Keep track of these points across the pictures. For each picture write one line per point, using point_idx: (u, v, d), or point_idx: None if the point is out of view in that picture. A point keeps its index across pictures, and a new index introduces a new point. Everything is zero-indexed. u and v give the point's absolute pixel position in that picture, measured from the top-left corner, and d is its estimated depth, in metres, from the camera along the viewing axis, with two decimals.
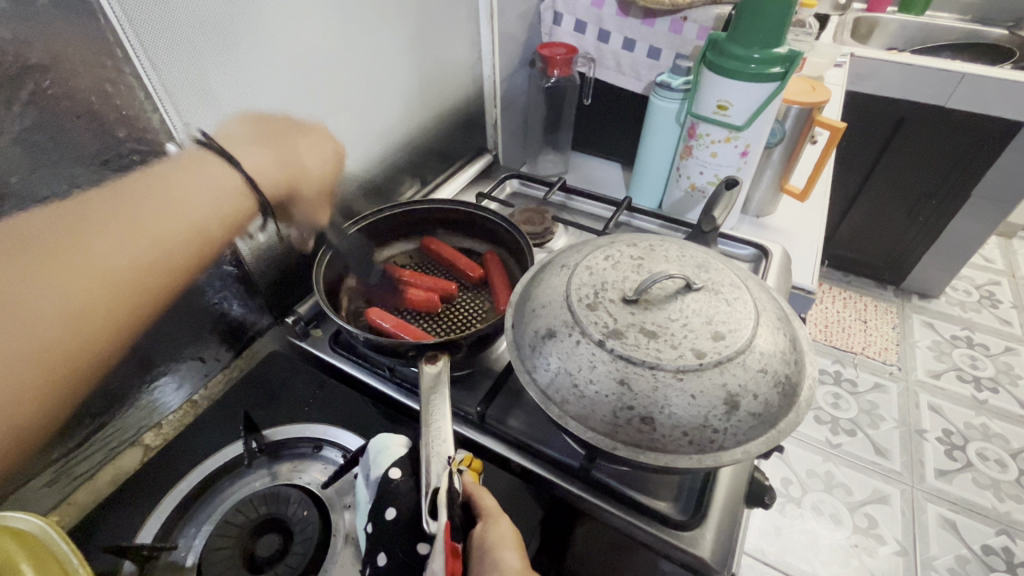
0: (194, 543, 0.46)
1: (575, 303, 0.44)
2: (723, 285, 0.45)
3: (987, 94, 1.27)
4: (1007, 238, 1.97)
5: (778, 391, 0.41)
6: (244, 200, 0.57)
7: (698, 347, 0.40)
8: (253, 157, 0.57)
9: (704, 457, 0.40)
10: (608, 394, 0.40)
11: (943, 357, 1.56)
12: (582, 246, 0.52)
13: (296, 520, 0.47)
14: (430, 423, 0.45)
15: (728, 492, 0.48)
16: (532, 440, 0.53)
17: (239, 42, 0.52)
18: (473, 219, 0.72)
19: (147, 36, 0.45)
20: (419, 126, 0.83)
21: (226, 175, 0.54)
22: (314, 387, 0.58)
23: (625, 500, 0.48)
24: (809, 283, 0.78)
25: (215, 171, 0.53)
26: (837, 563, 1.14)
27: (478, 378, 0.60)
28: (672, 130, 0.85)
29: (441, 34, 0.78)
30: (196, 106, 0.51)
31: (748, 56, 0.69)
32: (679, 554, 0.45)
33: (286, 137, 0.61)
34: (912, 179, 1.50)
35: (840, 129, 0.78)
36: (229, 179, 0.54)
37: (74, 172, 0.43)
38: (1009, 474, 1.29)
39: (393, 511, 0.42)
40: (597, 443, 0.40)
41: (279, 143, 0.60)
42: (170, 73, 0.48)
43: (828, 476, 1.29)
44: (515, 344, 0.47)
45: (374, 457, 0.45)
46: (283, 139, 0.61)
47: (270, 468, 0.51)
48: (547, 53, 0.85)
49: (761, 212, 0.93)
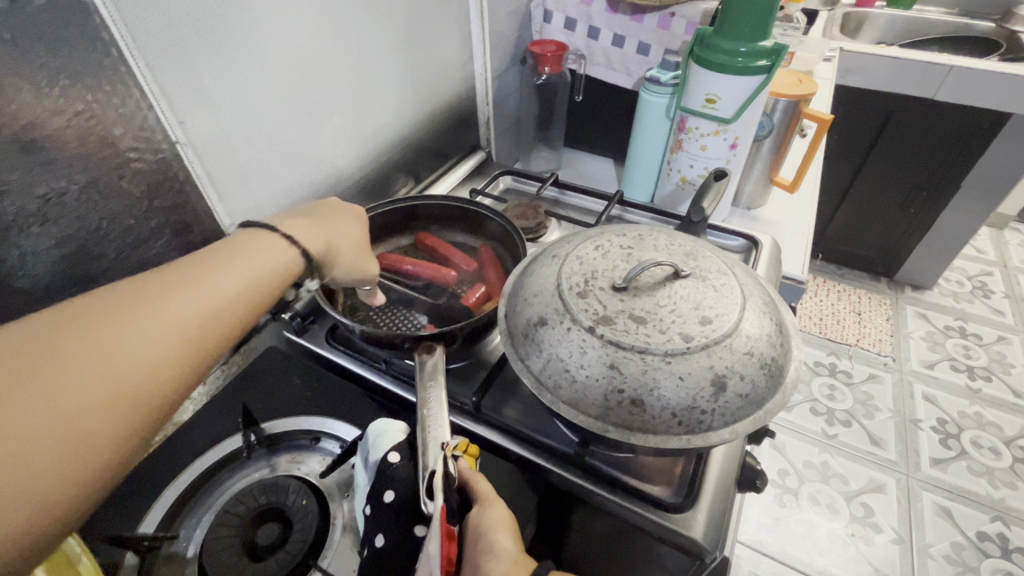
0: (195, 533, 0.46)
1: (566, 292, 0.45)
2: (710, 272, 0.46)
3: (974, 86, 1.28)
4: (997, 229, 1.99)
5: (764, 372, 0.42)
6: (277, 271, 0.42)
7: (686, 331, 0.41)
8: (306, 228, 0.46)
9: (693, 437, 0.41)
10: (599, 378, 0.41)
11: (937, 347, 1.58)
12: (573, 236, 0.53)
13: (296, 509, 0.47)
14: (428, 411, 0.46)
15: (720, 473, 0.49)
16: (528, 429, 0.54)
17: (234, 43, 0.53)
18: (465, 214, 0.73)
19: (142, 37, 0.45)
20: (412, 125, 0.84)
21: (265, 244, 0.42)
22: (311, 381, 0.58)
23: (620, 484, 0.49)
24: (799, 273, 0.79)
25: (261, 249, 0.42)
26: (835, 552, 1.15)
27: (474, 370, 0.61)
28: (663, 124, 0.85)
29: (432, 33, 0.79)
30: (190, 105, 0.51)
31: (734, 49, 0.70)
32: (673, 537, 0.46)
33: (325, 213, 0.50)
34: (903, 170, 1.52)
35: (828, 120, 0.79)
36: (276, 251, 0.42)
37: (72, 171, 0.45)
38: (1002, 461, 1.30)
39: (391, 494, 0.42)
40: (588, 425, 0.41)
41: (323, 214, 0.50)
42: (166, 73, 0.48)
43: (825, 466, 1.30)
44: (508, 332, 0.48)
45: (373, 441, 0.46)
46: (323, 210, 0.50)
47: (269, 460, 0.52)
48: (537, 50, 0.87)
49: (752, 205, 0.94)
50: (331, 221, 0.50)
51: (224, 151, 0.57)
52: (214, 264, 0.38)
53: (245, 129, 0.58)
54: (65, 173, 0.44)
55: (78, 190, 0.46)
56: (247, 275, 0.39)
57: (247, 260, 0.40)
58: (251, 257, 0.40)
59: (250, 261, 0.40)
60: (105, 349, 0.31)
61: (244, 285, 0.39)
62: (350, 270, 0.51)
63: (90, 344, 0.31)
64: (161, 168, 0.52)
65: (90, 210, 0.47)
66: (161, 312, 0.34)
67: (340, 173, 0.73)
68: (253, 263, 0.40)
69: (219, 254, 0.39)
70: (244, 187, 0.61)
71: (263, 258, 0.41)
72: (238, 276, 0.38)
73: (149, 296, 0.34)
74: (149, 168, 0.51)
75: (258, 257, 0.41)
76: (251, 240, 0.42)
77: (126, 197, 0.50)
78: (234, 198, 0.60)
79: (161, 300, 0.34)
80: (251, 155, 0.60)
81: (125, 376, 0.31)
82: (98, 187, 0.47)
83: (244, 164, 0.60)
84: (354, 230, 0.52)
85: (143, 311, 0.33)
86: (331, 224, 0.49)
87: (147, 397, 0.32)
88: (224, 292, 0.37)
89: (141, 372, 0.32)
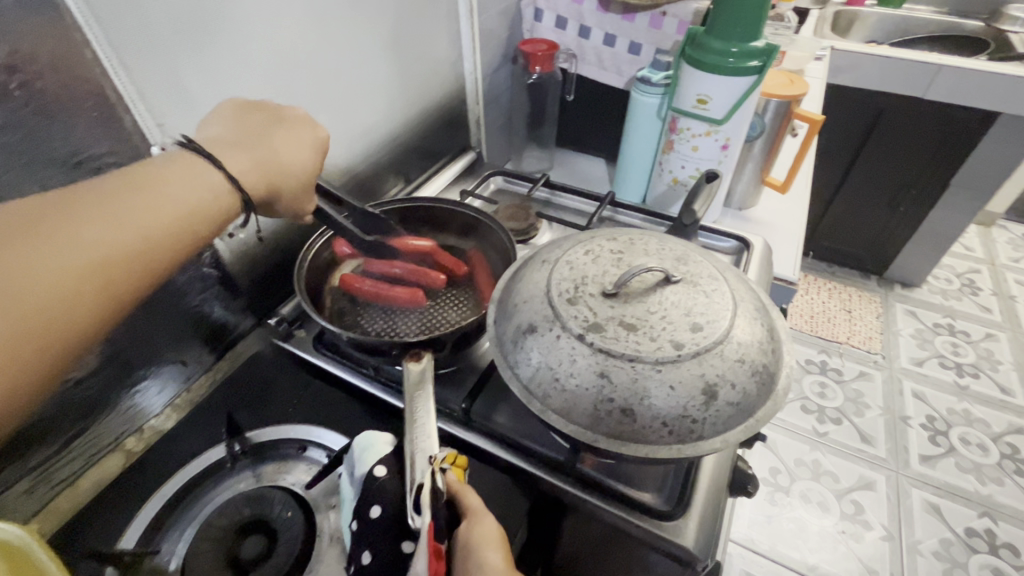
0: (176, 547, 0.45)
1: (555, 298, 0.44)
2: (702, 277, 0.45)
3: (963, 85, 1.28)
4: (985, 227, 2.01)
5: (755, 380, 0.41)
6: (223, 202, 0.41)
7: (677, 338, 0.40)
8: (237, 154, 0.44)
9: (683, 447, 0.40)
10: (589, 387, 0.41)
11: (926, 344, 1.59)
12: (564, 240, 0.53)
13: (281, 521, 0.46)
14: (414, 420, 0.45)
15: (711, 480, 0.49)
16: (518, 435, 0.53)
17: (215, 43, 0.52)
18: (455, 217, 0.73)
19: (118, 38, 0.44)
20: (401, 125, 0.82)
21: (198, 174, 0.40)
22: (299, 388, 0.57)
23: (611, 492, 0.48)
24: (791, 274, 0.79)
25: (197, 174, 0.40)
26: (826, 549, 1.16)
27: (463, 375, 0.60)
28: (654, 125, 0.85)
29: (421, 32, 0.78)
30: (169, 106, 0.50)
31: (725, 50, 0.69)
32: (664, 545, 0.46)
33: (265, 132, 0.47)
34: (892, 168, 1.52)
35: (819, 120, 0.79)
36: (209, 179, 0.41)
37: (45, 177, 0.43)
38: (990, 458, 1.32)
39: (377, 509, 0.41)
40: (578, 435, 0.41)
41: (258, 135, 0.47)
42: (143, 74, 0.47)
43: (816, 464, 1.31)
44: (497, 339, 0.47)
45: (360, 454, 0.46)
46: (259, 131, 0.47)
47: (254, 470, 0.51)
48: (528, 49, 0.86)
49: (743, 205, 0.93)
50: (275, 141, 0.47)
51: None
52: (143, 189, 0.38)
53: None
54: (37, 179, 0.43)
55: None
56: (177, 204, 0.39)
57: (183, 189, 0.39)
58: (183, 185, 0.39)
59: (184, 191, 0.39)
60: (29, 271, 0.32)
61: (177, 216, 0.38)
62: (294, 204, 0.49)
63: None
64: None
65: None
66: (73, 237, 0.34)
67: (327, 174, 0.72)
68: (184, 193, 0.39)
69: (152, 182, 0.38)
70: None
71: (199, 189, 0.40)
72: (174, 204, 0.38)
73: (62, 220, 0.34)
74: None
75: (190, 185, 0.40)
76: (175, 172, 0.40)
77: None
78: None
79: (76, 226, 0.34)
80: None
81: (22, 301, 0.31)
82: None
83: None
84: (303, 152, 0.48)
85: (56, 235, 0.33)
86: (263, 142, 0.46)
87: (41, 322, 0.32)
88: (158, 215, 0.37)
89: (27, 298, 0.32)
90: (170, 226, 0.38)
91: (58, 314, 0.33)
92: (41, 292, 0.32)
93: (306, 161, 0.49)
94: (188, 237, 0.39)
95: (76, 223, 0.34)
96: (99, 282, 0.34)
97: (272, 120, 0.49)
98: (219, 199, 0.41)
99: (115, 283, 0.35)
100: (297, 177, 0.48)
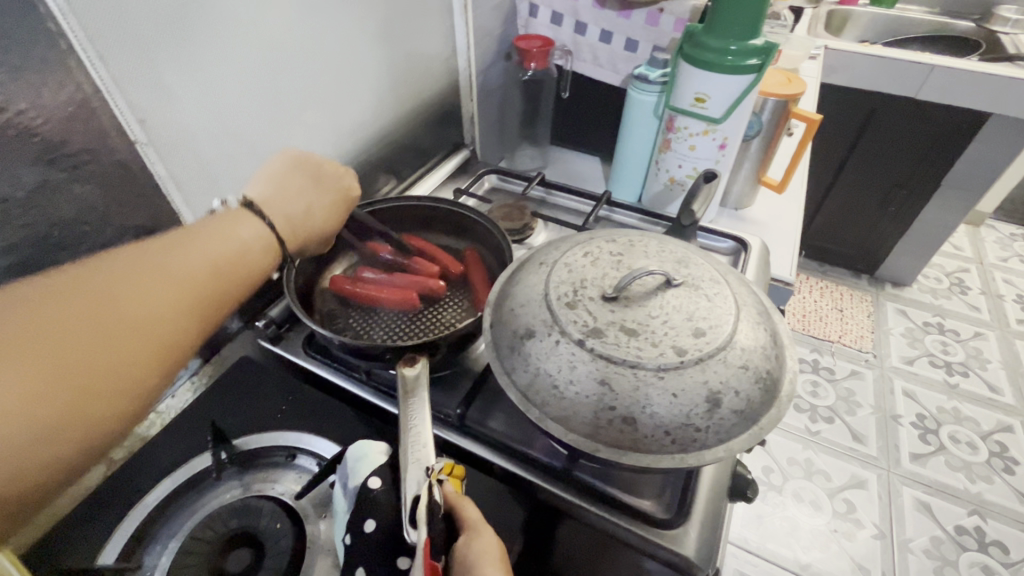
0: (159, 561, 0.43)
1: (554, 302, 0.43)
2: (703, 281, 0.44)
3: (955, 86, 1.28)
4: (975, 226, 2.03)
5: (759, 386, 0.40)
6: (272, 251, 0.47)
7: (679, 343, 0.39)
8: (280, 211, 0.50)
9: (686, 456, 0.39)
10: (590, 395, 0.39)
11: (916, 343, 1.60)
12: (561, 241, 0.51)
13: (269, 533, 0.45)
14: (409, 429, 0.44)
15: (711, 488, 0.48)
16: (514, 441, 0.52)
17: (198, 35, 0.50)
18: (449, 216, 0.71)
19: (95, 29, 0.42)
20: (393, 122, 0.81)
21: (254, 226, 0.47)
22: (288, 394, 0.56)
23: (610, 500, 0.47)
24: (788, 275, 0.79)
25: (248, 227, 0.46)
26: (818, 547, 1.16)
27: (458, 379, 0.58)
28: (652, 123, 0.84)
29: (413, 26, 0.76)
30: (152, 102, 0.48)
31: (724, 48, 0.68)
32: (663, 554, 0.45)
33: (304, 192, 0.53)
34: (884, 168, 1.53)
35: (816, 120, 0.78)
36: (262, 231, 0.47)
37: (18, 176, 0.42)
38: (979, 456, 1.33)
39: (372, 524, 0.40)
40: (578, 445, 0.39)
41: (298, 193, 0.52)
42: (123, 67, 0.45)
43: (808, 463, 1.31)
44: (493, 343, 0.46)
45: (353, 465, 0.44)
46: (299, 189, 0.53)
47: (241, 479, 0.49)
48: (523, 46, 0.84)
49: (739, 205, 0.93)
50: (311, 200, 0.53)
51: (189, 151, 0.53)
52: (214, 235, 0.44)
53: (213, 128, 0.55)
54: (10, 177, 0.41)
55: (24, 195, 0.43)
56: (244, 243, 0.45)
57: (245, 234, 0.45)
58: (245, 231, 0.45)
59: (247, 235, 0.45)
60: (143, 298, 0.37)
61: (247, 252, 0.45)
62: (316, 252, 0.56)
63: (112, 301, 0.36)
64: (120, 172, 0.48)
65: (38, 216, 0.44)
66: (172, 270, 0.39)
67: None
68: (246, 237, 0.45)
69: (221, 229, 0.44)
70: (211, 186, 0.57)
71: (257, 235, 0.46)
72: (242, 243, 0.45)
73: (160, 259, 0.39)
74: (107, 172, 0.47)
75: (250, 229, 0.46)
76: (236, 223, 0.46)
77: (81, 202, 0.46)
78: (200, 199, 0.57)
79: (174, 261, 0.40)
80: (219, 155, 0.57)
81: (145, 323, 0.36)
82: (48, 192, 0.44)
83: (212, 163, 0.56)
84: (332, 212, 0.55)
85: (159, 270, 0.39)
86: (303, 201, 0.52)
87: (161, 340, 0.37)
88: (232, 249, 0.44)
89: (146, 319, 0.37)
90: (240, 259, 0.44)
91: (171, 330, 0.38)
92: (156, 314, 0.37)
93: (336, 215, 0.56)
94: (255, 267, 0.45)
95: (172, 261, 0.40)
96: (196, 304, 0.40)
97: (310, 178, 0.54)
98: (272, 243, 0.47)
99: (206, 307, 0.40)
100: (327, 228, 0.55)
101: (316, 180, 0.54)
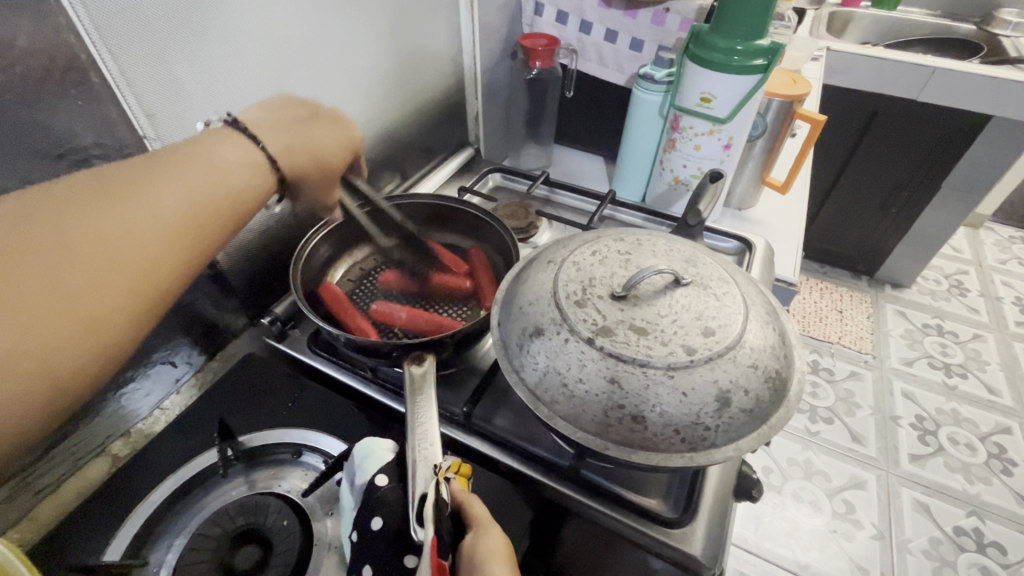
0: (166, 557, 0.43)
1: (563, 300, 0.43)
2: (711, 280, 0.44)
3: (957, 88, 1.28)
4: (974, 228, 2.03)
5: (768, 386, 0.40)
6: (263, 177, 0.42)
7: (688, 343, 0.39)
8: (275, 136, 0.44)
9: (696, 454, 0.39)
10: (599, 393, 0.39)
11: (915, 345, 1.61)
12: (568, 239, 0.51)
13: (276, 530, 0.45)
14: (416, 427, 0.44)
15: (717, 488, 0.48)
16: (520, 439, 0.52)
17: (206, 31, 0.49)
18: (455, 214, 0.71)
19: (106, 22, 0.42)
20: (398, 119, 0.80)
21: (243, 149, 0.41)
22: (293, 392, 0.56)
23: (616, 499, 0.47)
24: (791, 275, 0.79)
25: (235, 149, 0.41)
26: (817, 547, 1.17)
27: (463, 377, 0.58)
28: (657, 123, 0.84)
29: (419, 24, 0.76)
30: (159, 96, 0.48)
31: (731, 48, 0.68)
32: (669, 552, 0.45)
33: (302, 125, 0.48)
34: (885, 170, 1.53)
35: (821, 121, 0.78)
36: (254, 153, 0.41)
37: (27, 171, 0.41)
38: (977, 458, 1.33)
39: (378, 522, 0.40)
40: (587, 443, 0.39)
41: (297, 126, 0.47)
42: (132, 61, 0.45)
43: (808, 464, 1.31)
44: (501, 342, 0.46)
45: (360, 463, 0.44)
46: (298, 122, 0.48)
47: (247, 476, 0.49)
48: (528, 44, 0.84)
49: (743, 206, 0.93)
50: (311, 134, 0.48)
51: None
52: (192, 158, 0.38)
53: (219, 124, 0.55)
54: (19, 172, 0.41)
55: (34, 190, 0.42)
56: (225, 173, 0.39)
57: (227, 159, 0.40)
58: (227, 155, 0.40)
59: (231, 163, 0.40)
60: (106, 233, 0.32)
61: (227, 182, 0.39)
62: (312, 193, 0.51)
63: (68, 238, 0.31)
64: None
65: None
66: (142, 200, 0.34)
67: None
68: (231, 163, 0.40)
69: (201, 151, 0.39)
70: None
71: (244, 160, 0.41)
72: (219, 171, 0.39)
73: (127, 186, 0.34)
74: None
75: (233, 153, 0.40)
76: (222, 144, 0.41)
77: None
78: None
79: (143, 190, 0.35)
80: None
81: (110, 261, 0.32)
82: None
83: None
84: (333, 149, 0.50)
85: (124, 199, 0.34)
86: (302, 132, 0.48)
87: (132, 279, 0.33)
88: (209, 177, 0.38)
89: (110, 256, 0.32)
90: (221, 187, 0.38)
91: (144, 270, 0.34)
92: (121, 250, 0.33)
93: (336, 154, 0.51)
94: (238, 196, 0.39)
95: (140, 188, 0.35)
96: (169, 242, 0.35)
97: (310, 115, 0.50)
98: (260, 167, 0.41)
99: (183, 243, 0.36)
100: (325, 170, 0.50)
101: (315, 118, 0.50)
